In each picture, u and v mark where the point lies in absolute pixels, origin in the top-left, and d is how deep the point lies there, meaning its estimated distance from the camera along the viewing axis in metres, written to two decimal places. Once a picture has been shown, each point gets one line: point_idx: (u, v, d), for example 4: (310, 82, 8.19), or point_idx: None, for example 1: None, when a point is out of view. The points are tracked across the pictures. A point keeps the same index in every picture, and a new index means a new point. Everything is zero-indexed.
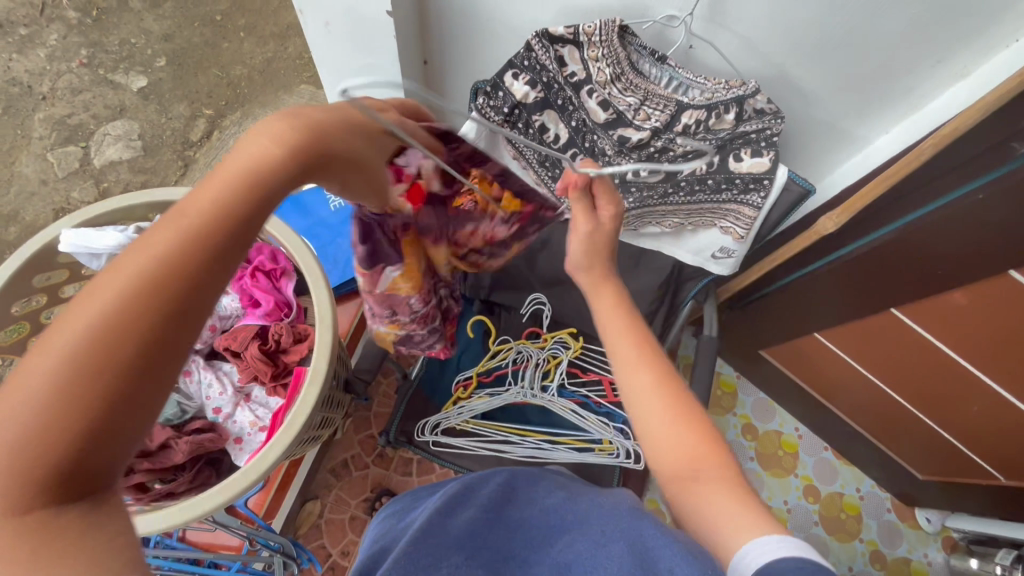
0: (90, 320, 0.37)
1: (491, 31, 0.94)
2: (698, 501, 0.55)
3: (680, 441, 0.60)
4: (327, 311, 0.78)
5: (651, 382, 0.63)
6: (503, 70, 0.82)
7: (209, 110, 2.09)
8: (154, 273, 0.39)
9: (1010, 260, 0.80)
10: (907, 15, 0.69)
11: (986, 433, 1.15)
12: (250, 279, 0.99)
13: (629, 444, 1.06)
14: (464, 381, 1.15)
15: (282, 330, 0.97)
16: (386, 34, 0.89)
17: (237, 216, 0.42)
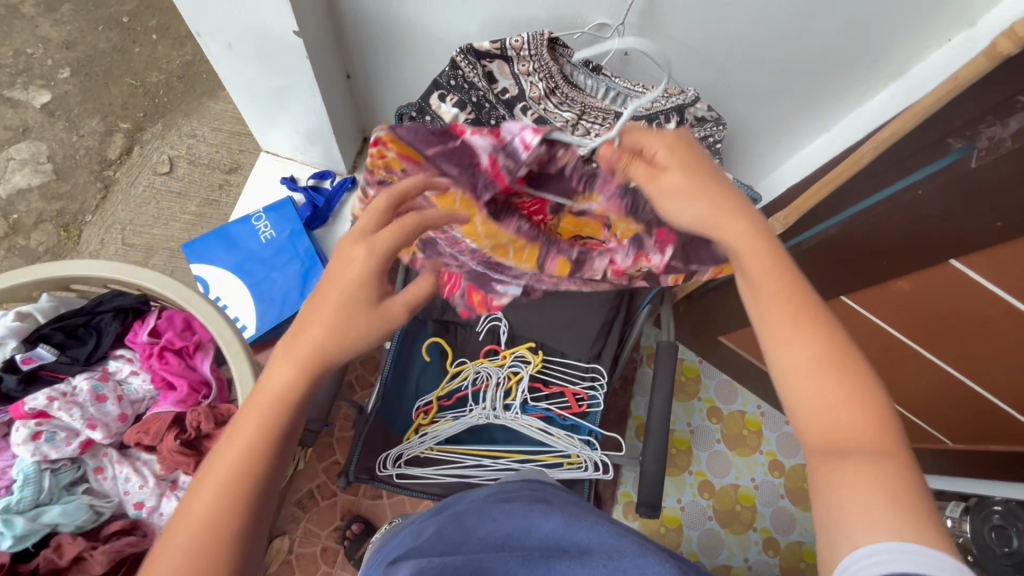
0: (189, 529, 0.47)
1: (415, 45, 0.88)
2: (839, 481, 0.47)
3: (839, 414, 0.49)
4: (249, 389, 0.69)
5: (812, 349, 0.51)
6: (428, 91, 0.76)
7: (126, 123, 1.92)
8: (234, 483, 0.48)
9: (948, 251, 0.82)
10: (841, 20, 0.68)
11: (935, 405, 1.19)
12: (158, 360, 0.88)
13: (596, 456, 1.07)
14: (424, 406, 1.11)
15: (199, 414, 0.86)
16: (297, 55, 0.82)
17: (283, 426, 0.51)
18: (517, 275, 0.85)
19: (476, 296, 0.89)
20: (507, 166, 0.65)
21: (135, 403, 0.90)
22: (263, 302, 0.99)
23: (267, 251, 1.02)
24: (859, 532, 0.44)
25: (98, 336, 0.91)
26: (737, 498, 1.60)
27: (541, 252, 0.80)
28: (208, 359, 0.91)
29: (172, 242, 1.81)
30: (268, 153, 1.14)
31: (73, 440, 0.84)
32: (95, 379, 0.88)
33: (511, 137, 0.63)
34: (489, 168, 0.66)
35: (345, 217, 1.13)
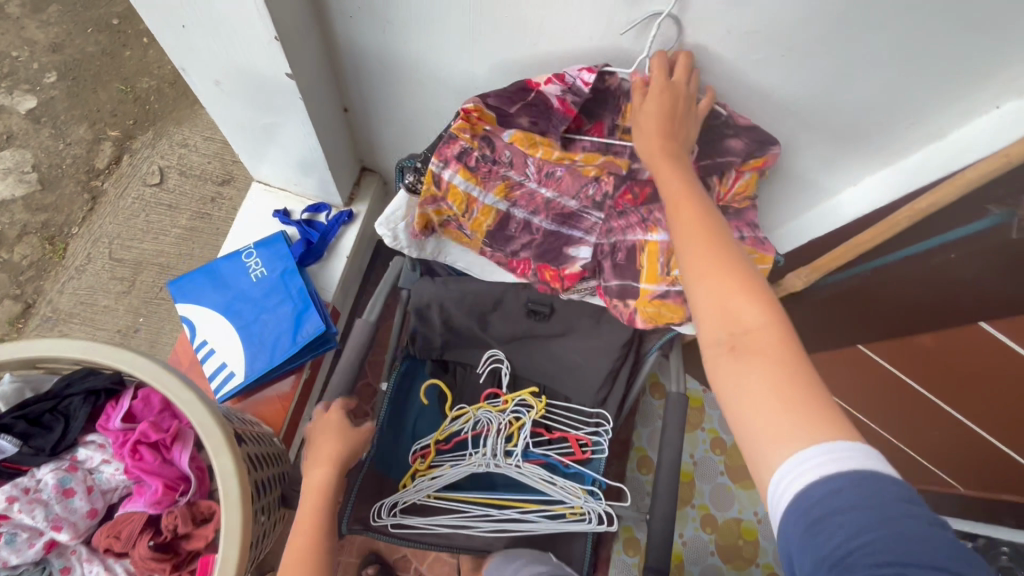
0: None
1: (417, 81, 0.82)
2: (744, 390, 0.50)
3: (742, 327, 0.52)
4: (233, 490, 0.58)
5: (705, 258, 0.56)
6: (433, 142, 0.72)
7: (115, 131, 1.85)
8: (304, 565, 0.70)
9: (978, 315, 0.77)
10: (883, 77, 0.64)
11: (949, 454, 1.15)
12: (131, 454, 0.81)
13: (600, 508, 1.01)
14: (421, 450, 1.06)
15: (175, 514, 0.78)
16: (289, 95, 0.76)
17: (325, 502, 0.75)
18: (588, 202, 0.71)
19: (548, 271, 0.78)
20: (578, 101, 0.69)
21: (106, 494, 0.84)
22: (253, 345, 0.94)
23: (257, 291, 0.97)
24: (772, 445, 0.47)
25: (66, 422, 0.83)
26: (740, 532, 1.56)
27: (621, 159, 0.70)
28: (188, 451, 0.82)
29: (161, 257, 1.74)
30: (259, 183, 1.08)
31: (36, 541, 0.78)
32: (61, 471, 0.82)
33: (575, 78, 0.69)
34: (560, 108, 0.69)
35: (341, 250, 1.08)
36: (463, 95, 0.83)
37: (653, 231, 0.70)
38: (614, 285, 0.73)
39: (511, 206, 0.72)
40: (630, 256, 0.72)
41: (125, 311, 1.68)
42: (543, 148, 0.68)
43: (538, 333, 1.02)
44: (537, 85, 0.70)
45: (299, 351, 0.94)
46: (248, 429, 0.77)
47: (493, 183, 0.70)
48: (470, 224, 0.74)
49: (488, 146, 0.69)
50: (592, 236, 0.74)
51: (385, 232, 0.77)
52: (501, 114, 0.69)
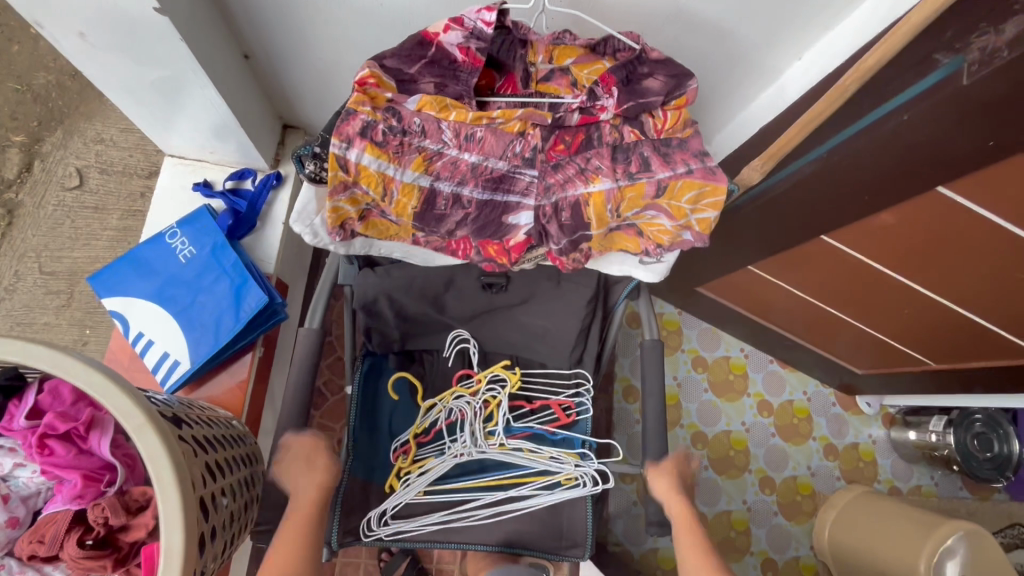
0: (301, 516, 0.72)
1: (314, 6, 0.72)
2: None
3: None
4: (168, 471, 0.50)
5: (681, 510, 0.85)
6: (330, 123, 0.65)
7: (20, 135, 1.68)
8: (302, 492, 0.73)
9: (935, 180, 0.75)
10: None
11: (918, 331, 1.16)
12: (36, 451, 0.59)
13: (593, 468, 0.97)
14: (402, 447, 1.00)
15: (102, 505, 0.57)
16: (167, 38, 0.67)
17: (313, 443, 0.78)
18: (518, 160, 0.65)
19: (491, 247, 0.72)
20: (483, 46, 0.63)
21: (27, 501, 0.62)
22: (194, 330, 0.87)
23: (188, 271, 0.89)
24: None
25: None
26: (730, 444, 1.59)
27: (542, 110, 0.65)
28: (110, 437, 0.61)
29: (97, 264, 1.62)
30: (173, 156, 0.99)
31: None
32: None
33: (475, 20, 0.62)
34: (466, 58, 0.63)
35: (276, 217, 1.00)
36: (367, 16, 0.73)
37: (594, 182, 0.66)
38: (565, 243, 0.70)
39: (435, 181, 0.64)
40: (575, 215, 0.67)
41: (67, 326, 1.57)
42: (455, 111, 0.62)
43: (499, 306, 0.99)
44: (435, 35, 0.63)
45: (245, 328, 0.87)
46: (191, 411, 0.68)
47: (409, 158, 0.63)
48: (393, 208, 0.65)
49: (393, 117, 0.61)
50: (530, 199, 0.67)
51: (301, 231, 0.68)
52: (401, 78, 0.64)
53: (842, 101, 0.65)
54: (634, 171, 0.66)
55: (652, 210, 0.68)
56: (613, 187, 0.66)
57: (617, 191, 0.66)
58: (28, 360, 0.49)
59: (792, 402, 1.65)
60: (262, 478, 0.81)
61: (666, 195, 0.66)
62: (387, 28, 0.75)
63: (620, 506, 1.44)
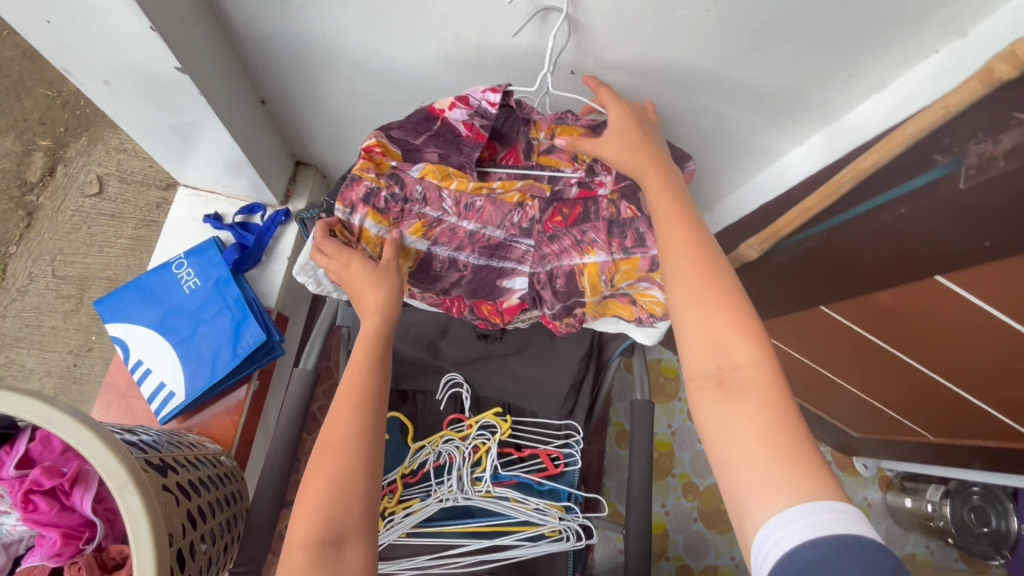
0: (352, 389, 0.61)
1: (329, 66, 0.75)
2: (725, 415, 0.50)
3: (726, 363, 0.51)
4: (145, 533, 0.50)
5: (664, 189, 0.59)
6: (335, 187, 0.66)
7: (46, 140, 1.73)
8: (357, 373, 0.62)
9: (931, 270, 0.75)
10: (814, 31, 0.59)
11: (915, 404, 1.15)
12: (22, 504, 0.60)
13: (578, 524, 0.97)
14: (388, 487, 0.99)
15: (79, 564, 0.58)
16: (185, 90, 0.70)
17: (371, 326, 0.63)
18: (515, 230, 0.67)
19: (485, 307, 0.76)
20: (486, 124, 0.64)
21: (8, 547, 0.63)
22: (192, 362, 0.89)
23: (192, 302, 0.91)
24: (736, 447, 0.48)
25: None
26: (721, 497, 1.57)
27: (541, 183, 0.67)
28: (95, 493, 0.62)
29: (109, 271, 1.65)
30: (186, 187, 1.01)
31: None
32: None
33: (481, 100, 0.63)
34: (469, 134, 0.64)
35: (281, 251, 1.02)
36: (381, 78, 0.76)
37: (590, 253, 0.68)
38: (559, 307, 0.73)
39: (433, 245, 0.68)
40: (569, 282, 0.70)
41: (75, 331, 1.61)
42: (456, 180, 0.64)
43: (493, 354, 1.01)
44: (441, 112, 0.64)
45: (240, 364, 0.89)
46: (178, 452, 0.69)
47: (409, 223, 0.65)
48: None
49: (397, 184, 0.63)
50: (525, 265, 0.70)
51: (304, 281, 0.69)
52: (406, 147, 0.65)
53: (839, 195, 0.65)
54: (629, 245, 0.67)
55: (645, 282, 0.69)
56: (608, 260, 0.67)
57: (611, 263, 0.68)
58: (23, 417, 0.51)
59: None
60: (243, 516, 0.81)
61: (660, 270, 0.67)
62: (399, 86, 0.77)
63: (605, 553, 1.42)
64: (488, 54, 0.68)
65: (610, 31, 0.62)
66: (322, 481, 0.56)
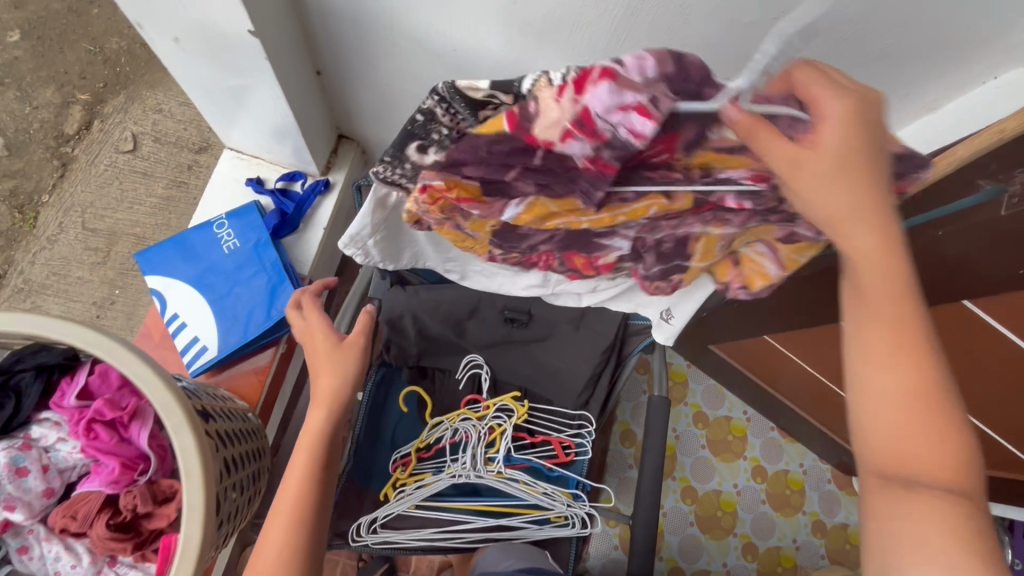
0: (307, 448, 0.66)
1: (391, 42, 0.76)
2: (916, 510, 0.48)
3: (915, 456, 0.49)
4: (196, 467, 0.53)
5: (886, 239, 0.46)
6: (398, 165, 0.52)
7: (85, 94, 1.75)
8: (314, 431, 0.67)
9: (962, 293, 0.76)
10: (876, 47, 0.60)
11: None
12: (85, 434, 0.72)
13: (585, 511, 1.01)
14: (401, 459, 1.02)
15: (134, 493, 0.70)
16: (253, 55, 0.72)
17: (327, 391, 0.68)
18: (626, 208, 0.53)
19: (579, 259, 0.64)
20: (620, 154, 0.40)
21: (63, 473, 0.75)
22: (226, 319, 0.91)
23: (230, 262, 0.94)
24: (917, 551, 0.47)
25: (19, 399, 0.74)
26: (719, 504, 1.59)
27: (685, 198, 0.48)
28: (148, 429, 0.74)
29: (136, 227, 1.67)
30: (232, 151, 1.04)
31: None
32: (15, 449, 0.72)
33: (614, 125, 0.38)
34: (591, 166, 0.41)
35: (318, 221, 1.04)
36: (440, 58, 0.77)
37: (717, 226, 0.54)
38: (655, 270, 0.65)
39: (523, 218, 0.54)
40: (677, 247, 0.60)
41: (99, 284, 1.63)
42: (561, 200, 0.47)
43: (516, 339, 0.99)
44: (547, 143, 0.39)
45: (273, 326, 0.91)
46: (215, 403, 0.73)
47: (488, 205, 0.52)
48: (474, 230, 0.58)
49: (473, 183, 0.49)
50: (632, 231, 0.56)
51: (353, 252, 0.70)
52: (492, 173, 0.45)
53: None
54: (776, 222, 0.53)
55: (763, 245, 0.62)
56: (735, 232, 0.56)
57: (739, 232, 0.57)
58: (93, 349, 0.54)
59: (787, 472, 1.63)
60: (266, 474, 0.84)
61: (791, 245, 0.60)
62: (456, 67, 0.78)
63: (599, 549, 1.44)
64: (551, 46, 0.70)
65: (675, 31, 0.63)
66: (277, 530, 0.62)
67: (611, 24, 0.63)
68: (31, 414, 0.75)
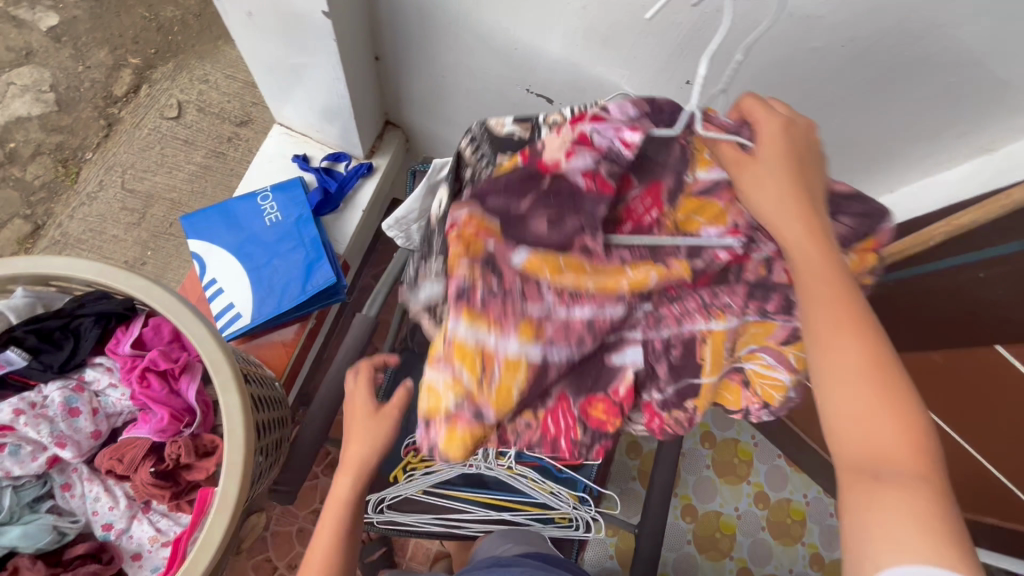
0: (337, 511, 0.71)
1: (455, 35, 0.78)
2: (870, 516, 0.40)
3: (878, 443, 0.41)
4: (238, 420, 0.58)
5: (815, 230, 0.45)
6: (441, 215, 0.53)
7: (136, 58, 1.79)
8: (343, 493, 0.72)
9: (999, 337, 0.76)
10: (939, 85, 0.60)
11: None
12: (138, 382, 0.76)
13: (590, 515, 1.02)
14: (414, 444, 1.00)
15: (179, 445, 0.75)
16: (322, 35, 0.74)
17: (359, 458, 0.72)
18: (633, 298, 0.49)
19: (596, 407, 0.55)
20: (614, 172, 0.47)
21: (110, 418, 0.79)
22: (262, 290, 0.93)
23: (270, 235, 0.96)
24: (887, 558, 0.38)
25: (77, 340, 0.78)
26: (719, 526, 1.58)
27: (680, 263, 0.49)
28: (196, 385, 0.78)
29: (174, 192, 1.71)
30: (282, 127, 1.06)
31: (38, 456, 0.74)
32: (69, 390, 0.77)
33: (609, 139, 0.47)
34: (591, 186, 0.47)
35: (358, 203, 1.06)
36: (500, 55, 0.79)
37: (720, 318, 0.51)
38: (669, 392, 0.55)
39: (546, 347, 0.48)
40: (687, 353, 0.53)
41: (132, 243, 1.66)
42: (566, 269, 0.47)
43: None
44: (553, 166, 0.47)
45: (307, 301, 0.94)
46: (251, 369, 0.77)
47: (513, 322, 0.47)
48: (493, 396, 0.48)
49: (493, 274, 0.46)
50: (637, 332, 0.53)
51: (394, 234, 0.72)
52: (508, 217, 0.47)
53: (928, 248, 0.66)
54: (771, 310, 0.52)
55: (769, 353, 0.53)
56: (739, 326, 0.52)
57: (740, 326, 0.53)
58: (160, 306, 0.60)
59: (790, 501, 1.61)
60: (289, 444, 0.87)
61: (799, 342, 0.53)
62: (512, 65, 0.80)
63: (595, 556, 1.44)
64: (612, 52, 0.71)
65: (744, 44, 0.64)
66: None
67: (676, 39, 0.65)
68: (86, 357, 0.79)
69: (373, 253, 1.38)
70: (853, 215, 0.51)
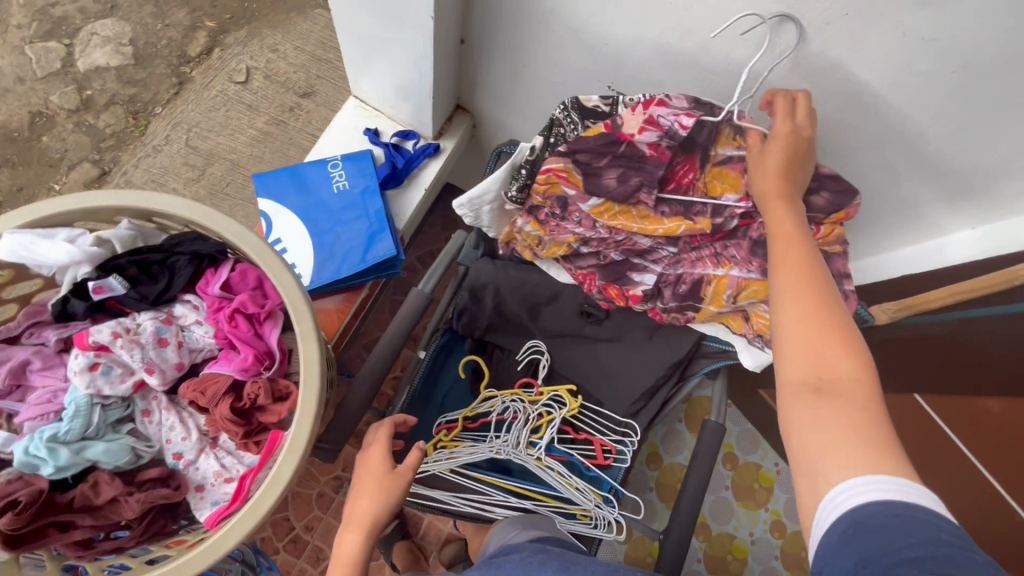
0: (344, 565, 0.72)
1: (545, 25, 0.79)
2: (814, 416, 0.52)
3: (831, 365, 0.54)
4: (316, 370, 0.62)
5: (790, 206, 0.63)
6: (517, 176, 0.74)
7: (212, 22, 1.85)
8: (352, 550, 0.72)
9: None
10: None
11: None
12: (228, 321, 0.80)
13: (612, 516, 1.01)
14: (447, 423, 1.05)
15: (259, 386, 0.79)
16: (421, 12, 0.76)
17: (369, 511, 0.74)
18: (662, 240, 0.75)
19: (612, 291, 0.82)
20: (672, 145, 0.67)
21: (192, 353, 0.85)
22: (325, 253, 0.96)
23: (342, 201, 0.99)
24: (834, 474, 0.49)
25: (171, 276, 0.83)
26: (731, 548, 1.56)
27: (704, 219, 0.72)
28: (278, 331, 0.82)
29: (234, 154, 1.76)
30: (356, 100, 1.09)
31: (127, 379, 0.80)
32: (160, 321, 0.83)
33: (671, 120, 0.66)
34: (653, 153, 0.68)
35: (420, 181, 1.08)
36: (587, 50, 0.80)
37: (724, 267, 0.75)
38: (673, 304, 0.81)
39: (581, 245, 0.79)
40: (693, 288, 0.78)
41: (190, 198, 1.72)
42: (622, 217, 0.72)
43: (585, 335, 1.01)
44: (631, 135, 0.67)
45: (365, 270, 0.96)
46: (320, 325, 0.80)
47: (562, 235, 0.77)
48: (544, 251, 0.81)
49: (559, 207, 0.73)
50: (658, 266, 0.78)
51: (464, 212, 0.76)
52: (590, 170, 0.69)
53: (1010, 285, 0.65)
54: (769, 269, 0.72)
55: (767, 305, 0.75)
56: (740, 277, 0.75)
57: (742, 281, 0.75)
58: (256, 255, 0.64)
59: None
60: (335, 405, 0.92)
61: None
62: (598, 62, 0.81)
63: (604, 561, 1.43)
64: (705, 58, 0.71)
65: (846, 61, 0.63)
66: None
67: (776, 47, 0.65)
68: (177, 293, 0.84)
69: (420, 234, 1.40)
70: (830, 191, 0.69)
